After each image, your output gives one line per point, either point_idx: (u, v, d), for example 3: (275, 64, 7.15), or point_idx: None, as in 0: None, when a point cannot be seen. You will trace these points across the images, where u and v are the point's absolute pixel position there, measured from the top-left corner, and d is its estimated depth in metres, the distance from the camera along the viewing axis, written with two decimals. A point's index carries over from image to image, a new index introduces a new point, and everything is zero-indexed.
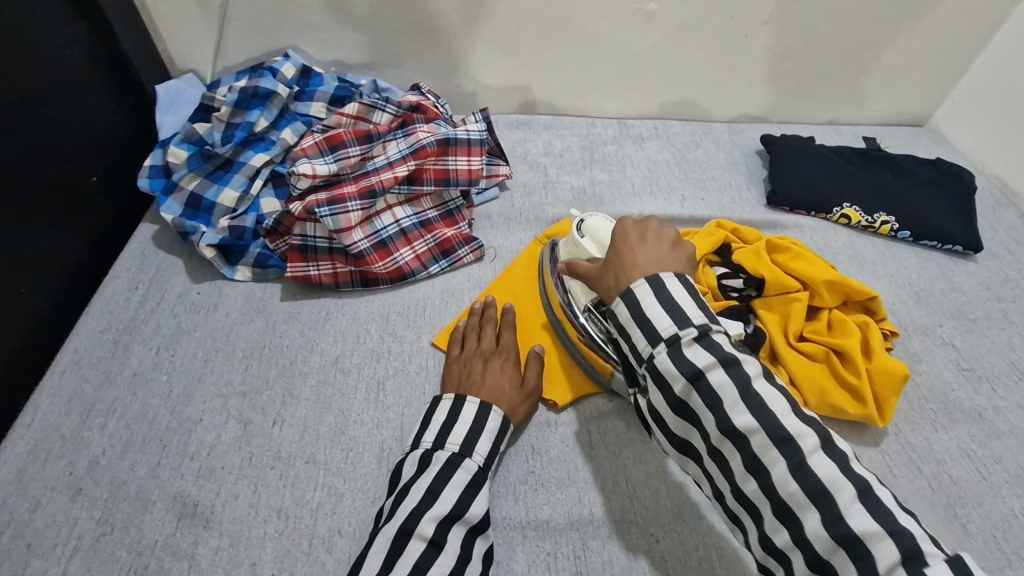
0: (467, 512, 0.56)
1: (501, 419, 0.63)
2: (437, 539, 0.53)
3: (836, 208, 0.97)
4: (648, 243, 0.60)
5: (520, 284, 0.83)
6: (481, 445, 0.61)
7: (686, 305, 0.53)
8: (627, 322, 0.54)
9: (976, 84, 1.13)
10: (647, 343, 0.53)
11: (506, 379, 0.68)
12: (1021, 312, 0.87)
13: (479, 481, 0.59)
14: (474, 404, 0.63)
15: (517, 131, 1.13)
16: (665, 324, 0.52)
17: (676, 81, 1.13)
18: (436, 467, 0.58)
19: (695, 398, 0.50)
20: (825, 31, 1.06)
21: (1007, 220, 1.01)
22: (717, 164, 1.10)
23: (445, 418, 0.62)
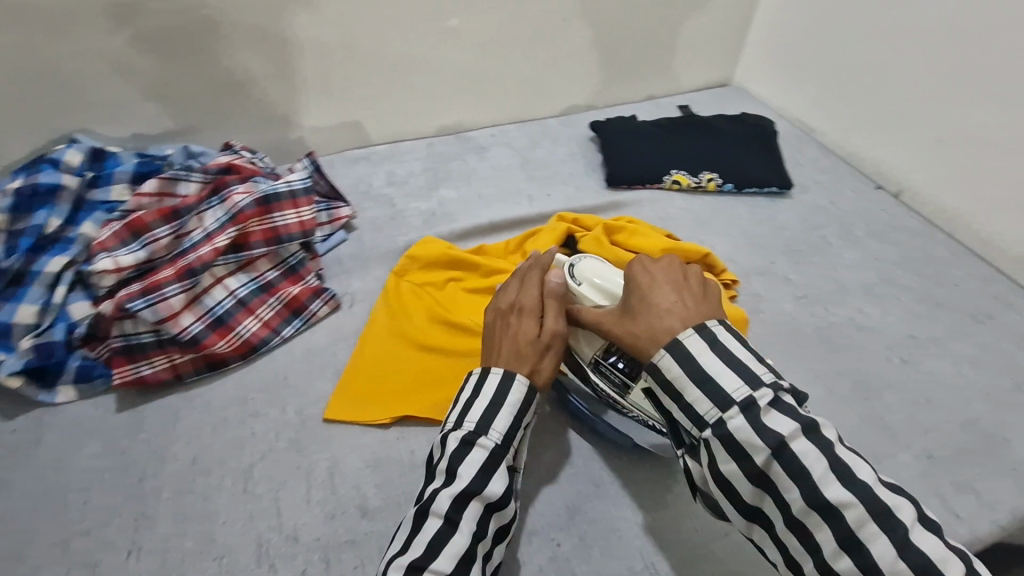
0: (484, 489, 0.55)
1: (527, 387, 0.60)
2: (452, 516, 0.53)
3: (666, 177, 1.04)
4: (683, 290, 0.59)
5: (387, 322, 0.81)
6: (500, 422, 0.58)
7: (743, 361, 0.52)
8: (680, 380, 0.53)
9: (759, 40, 1.27)
10: (714, 408, 0.51)
11: (523, 334, 0.63)
12: (836, 235, 0.97)
13: (497, 457, 0.56)
14: (496, 377, 0.60)
15: (356, 167, 1.10)
16: (736, 387, 0.51)
17: (499, 87, 1.16)
18: (452, 447, 0.57)
19: (775, 467, 0.48)
20: (618, 18, 1.15)
21: (810, 156, 1.13)
22: (556, 158, 1.13)
23: (468, 394, 0.60)
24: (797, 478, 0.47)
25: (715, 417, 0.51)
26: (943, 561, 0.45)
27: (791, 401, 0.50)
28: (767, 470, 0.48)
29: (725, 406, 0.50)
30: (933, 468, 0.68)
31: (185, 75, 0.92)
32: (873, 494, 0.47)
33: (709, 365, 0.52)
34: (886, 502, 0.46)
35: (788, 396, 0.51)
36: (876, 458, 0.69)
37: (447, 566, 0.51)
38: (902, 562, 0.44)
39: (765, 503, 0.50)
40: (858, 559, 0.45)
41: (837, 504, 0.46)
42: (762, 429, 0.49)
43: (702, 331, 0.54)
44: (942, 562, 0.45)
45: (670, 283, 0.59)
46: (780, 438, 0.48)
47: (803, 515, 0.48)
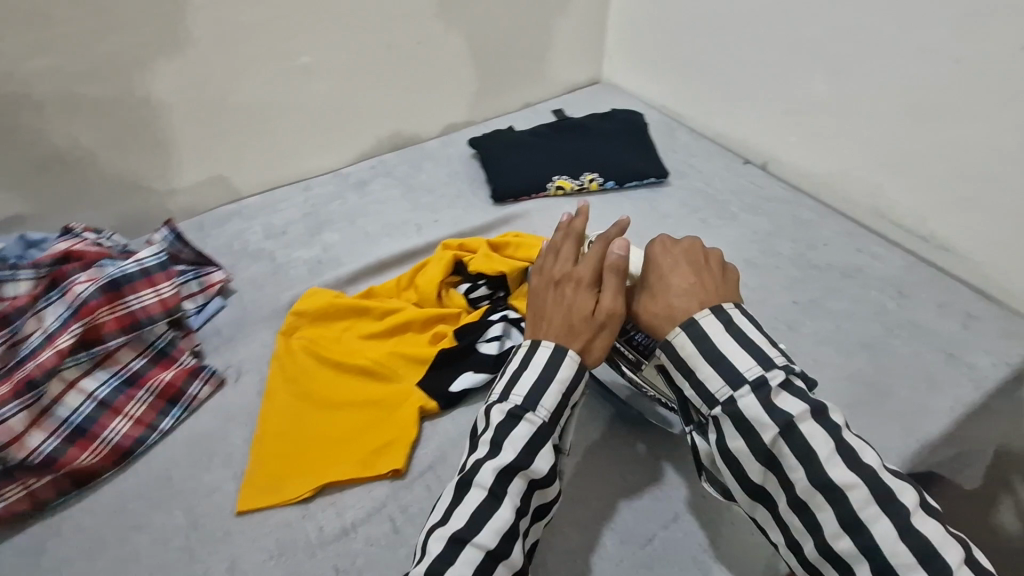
0: (531, 464, 0.53)
1: (576, 365, 0.56)
2: (497, 491, 0.52)
3: (549, 184, 1.05)
4: (702, 273, 0.59)
5: (282, 387, 0.75)
6: (548, 397, 0.55)
7: (759, 343, 0.53)
8: (693, 357, 0.54)
9: (617, 36, 1.31)
10: (726, 386, 0.53)
11: (575, 311, 0.59)
12: (715, 215, 1.01)
13: (546, 434, 0.54)
14: (547, 350, 0.56)
15: (228, 225, 1.02)
16: (749, 366, 0.52)
17: (368, 118, 1.12)
18: (498, 420, 0.54)
19: (784, 445, 0.50)
20: (475, 32, 1.14)
21: (682, 141, 1.18)
22: (440, 181, 1.11)
23: (516, 366, 0.57)
24: (803, 458, 0.50)
25: (726, 395, 0.53)
26: (943, 545, 0.47)
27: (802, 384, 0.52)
28: (773, 446, 0.51)
29: (737, 385, 0.52)
30: None
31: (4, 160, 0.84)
32: (880, 479, 0.49)
33: (722, 342, 0.53)
34: (895, 490, 0.49)
35: (799, 380, 0.53)
36: None
37: (493, 541, 0.50)
38: (902, 543, 0.47)
39: (769, 482, 0.52)
40: (860, 539, 0.48)
41: (843, 484, 0.49)
42: (771, 409, 0.51)
43: (720, 314, 0.55)
44: (941, 546, 0.47)
45: (690, 264, 0.60)
46: (789, 416, 0.50)
47: (807, 495, 0.50)
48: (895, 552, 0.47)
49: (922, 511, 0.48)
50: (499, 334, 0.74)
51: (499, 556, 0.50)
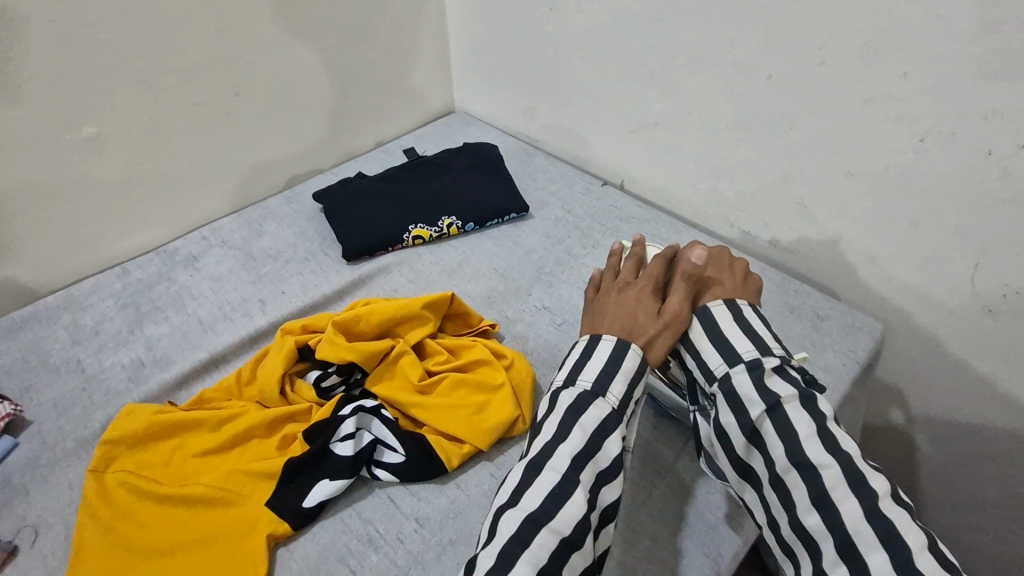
0: (601, 451, 0.56)
1: (638, 359, 0.61)
2: (570, 474, 0.53)
3: (405, 234, 0.98)
4: (730, 275, 0.70)
5: (104, 539, 0.62)
6: (615, 386, 0.59)
7: (763, 336, 0.62)
8: (701, 342, 0.63)
9: (460, 64, 1.26)
10: (723, 364, 0.61)
11: (641, 309, 0.65)
12: (578, 243, 1.00)
13: (614, 420, 0.58)
14: (613, 346, 0.61)
15: (20, 336, 0.85)
16: (747, 349, 0.60)
17: (188, 185, 0.99)
18: (567, 401, 0.58)
19: (769, 423, 0.56)
20: (300, 78, 1.04)
21: (540, 167, 1.16)
22: (285, 243, 1.00)
23: (580, 353, 0.62)
24: (783, 437, 0.55)
25: (723, 372, 0.60)
26: (908, 530, 0.48)
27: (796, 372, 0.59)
28: (758, 422, 0.56)
29: (734, 363, 0.60)
30: None
31: None
32: (853, 461, 0.52)
33: (730, 333, 0.62)
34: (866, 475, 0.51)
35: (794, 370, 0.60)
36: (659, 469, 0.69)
37: (568, 529, 0.50)
38: (866, 522, 0.49)
39: (754, 457, 0.57)
40: (829, 518, 0.51)
41: (817, 463, 0.53)
42: (762, 390, 0.57)
43: (734, 309, 0.64)
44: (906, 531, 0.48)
45: (720, 266, 0.71)
46: (777, 396, 0.56)
47: (785, 472, 0.54)
48: (859, 531, 0.49)
49: (891, 497, 0.50)
50: (352, 430, 0.67)
51: (573, 544, 0.50)
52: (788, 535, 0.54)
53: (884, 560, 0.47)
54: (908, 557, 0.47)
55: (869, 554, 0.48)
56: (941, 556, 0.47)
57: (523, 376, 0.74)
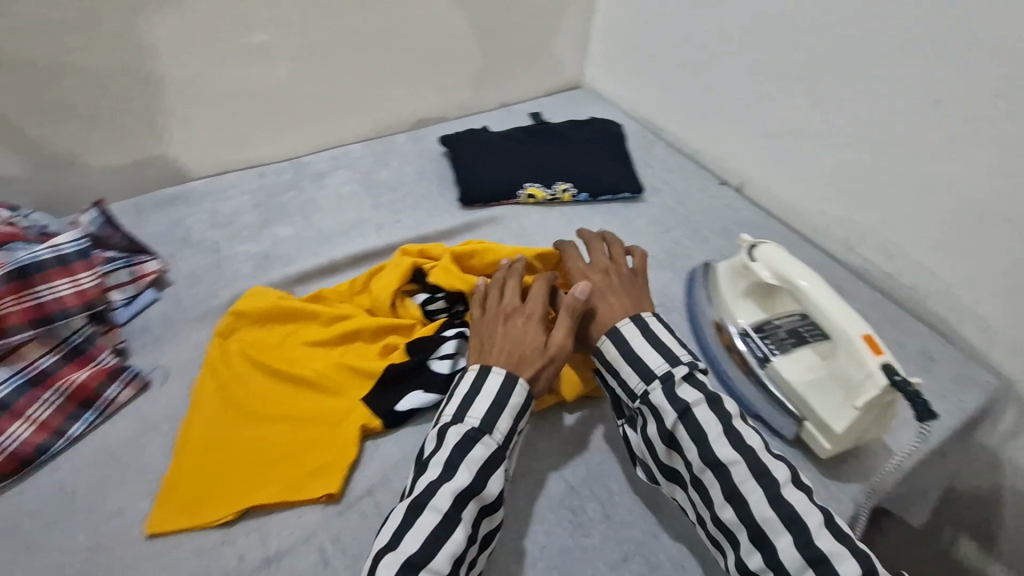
0: (484, 488, 0.55)
1: (524, 395, 0.61)
2: (452, 514, 0.53)
3: (520, 191, 1.00)
4: (623, 292, 0.71)
5: (221, 397, 0.69)
6: (502, 423, 0.59)
7: (669, 347, 0.64)
8: (616, 359, 0.65)
9: (601, 41, 1.26)
10: (640, 380, 0.63)
11: (529, 340, 0.64)
12: (686, 235, 0.99)
13: (499, 457, 0.57)
14: (498, 377, 0.60)
15: (169, 210, 0.93)
16: (658, 363, 0.63)
17: (331, 106, 1.04)
18: (454, 440, 0.57)
19: (682, 430, 0.59)
20: (453, 26, 1.08)
21: (660, 155, 1.15)
22: (406, 178, 1.05)
23: (467, 391, 0.60)
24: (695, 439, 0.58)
25: (642, 390, 0.62)
26: (807, 512, 0.54)
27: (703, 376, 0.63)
28: (671, 429, 0.60)
29: (648, 379, 0.62)
30: None
31: None
32: (755, 454, 0.57)
33: (637, 347, 0.64)
34: (766, 465, 0.57)
35: (702, 374, 0.64)
36: None
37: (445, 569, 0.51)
38: (770, 510, 0.54)
39: (675, 460, 0.60)
40: (740, 512, 0.55)
41: (726, 461, 0.57)
42: (674, 399, 0.61)
43: (639, 325, 0.66)
44: (805, 513, 0.54)
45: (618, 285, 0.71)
46: (685, 404, 0.60)
47: (700, 472, 0.58)
48: None
49: (791, 483, 0.56)
50: (451, 352, 0.70)
51: None
52: (714, 529, 0.57)
53: (789, 543, 0.53)
54: (808, 536, 0.52)
55: (778, 537, 0.53)
56: (838, 534, 0.53)
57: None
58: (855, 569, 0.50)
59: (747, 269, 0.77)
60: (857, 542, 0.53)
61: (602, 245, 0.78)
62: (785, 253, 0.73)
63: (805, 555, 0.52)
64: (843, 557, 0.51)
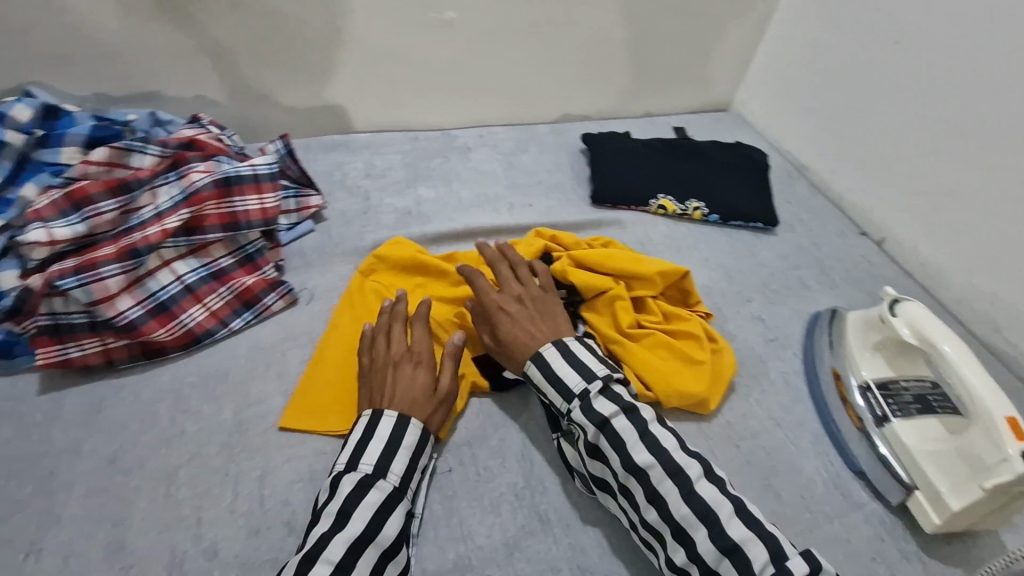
0: (379, 533, 0.53)
1: (420, 433, 0.60)
2: (345, 564, 0.50)
3: (652, 200, 1.01)
4: (536, 322, 0.69)
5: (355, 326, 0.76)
6: (398, 463, 0.58)
7: (587, 364, 0.64)
8: (541, 382, 0.64)
9: (762, 69, 1.22)
10: (563, 400, 0.62)
11: (420, 384, 0.63)
12: (813, 277, 0.96)
13: (395, 498, 0.56)
14: (392, 419, 0.60)
15: (332, 154, 1.02)
16: (576, 381, 0.62)
17: (491, 89, 1.08)
18: (345, 490, 0.55)
19: (604, 442, 0.59)
20: (623, 32, 1.08)
21: (798, 193, 1.13)
22: (543, 167, 1.09)
23: (359, 436, 0.59)
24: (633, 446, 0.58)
25: (565, 408, 0.62)
26: (718, 504, 0.55)
27: (618, 388, 0.63)
28: (594, 441, 0.60)
29: (568, 398, 0.62)
30: (883, 533, 0.66)
31: (157, 32, 0.83)
32: (669, 455, 0.57)
33: (556, 366, 0.64)
34: (679, 462, 0.57)
35: (617, 386, 0.64)
36: (829, 518, 0.67)
37: None
38: (685, 506, 0.55)
39: (603, 471, 0.60)
40: (661, 512, 0.56)
41: (643, 465, 0.57)
42: (591, 411, 0.61)
43: (561, 350, 0.65)
44: (717, 504, 0.55)
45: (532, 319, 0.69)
46: (602, 416, 0.60)
47: (625, 478, 0.58)
48: None
49: (705, 479, 0.56)
50: None
51: None
52: (645, 532, 0.57)
53: (704, 536, 0.54)
54: (720, 526, 0.54)
55: (695, 532, 0.54)
56: (748, 521, 0.54)
57: (721, 371, 0.76)
58: (762, 554, 0.52)
59: (883, 322, 0.75)
60: (765, 526, 0.54)
61: (521, 267, 0.76)
62: (931, 313, 0.71)
63: (718, 546, 0.53)
64: (752, 543, 0.53)
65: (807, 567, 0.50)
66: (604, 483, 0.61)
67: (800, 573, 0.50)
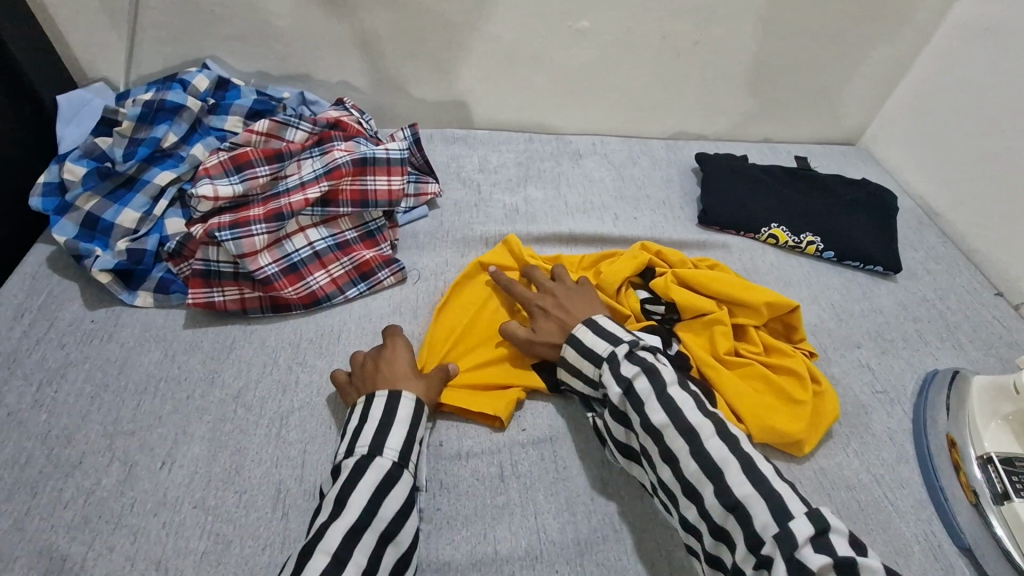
0: (375, 517, 0.54)
1: (412, 405, 0.63)
2: (341, 554, 0.51)
3: (763, 229, 0.98)
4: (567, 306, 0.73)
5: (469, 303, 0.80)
6: (393, 439, 0.59)
7: (613, 332, 0.67)
8: (575, 358, 0.67)
9: (901, 105, 1.15)
10: (592, 366, 0.65)
11: (400, 367, 0.66)
12: (934, 331, 0.89)
13: (393, 477, 0.57)
14: (383, 398, 0.62)
15: (452, 146, 1.07)
16: (604, 347, 0.65)
17: (611, 98, 1.09)
18: (344, 474, 0.57)
19: (628, 406, 0.61)
20: (757, 52, 1.04)
21: (926, 240, 1.05)
22: (652, 181, 1.08)
23: (355, 422, 0.61)
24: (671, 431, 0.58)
25: (596, 375, 0.65)
26: (724, 462, 0.54)
27: (643, 353, 0.64)
28: (621, 408, 0.61)
29: (598, 363, 0.65)
30: None
31: (319, 21, 0.91)
32: (683, 416, 0.57)
33: (587, 340, 0.67)
34: (692, 422, 0.56)
35: (645, 352, 0.65)
36: None
37: None
38: (693, 463, 0.55)
39: (631, 440, 0.62)
40: (674, 471, 0.56)
41: (658, 425, 0.58)
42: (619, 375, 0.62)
43: (592, 324, 0.68)
44: (724, 462, 0.54)
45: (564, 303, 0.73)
46: (626, 379, 0.61)
47: (645, 441, 0.59)
48: None
49: (715, 434, 0.56)
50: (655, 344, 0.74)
51: None
52: (663, 495, 0.58)
53: (710, 492, 0.53)
54: (726, 483, 0.53)
55: (699, 489, 0.54)
56: (755, 479, 0.52)
57: (824, 418, 0.72)
58: (763, 515, 0.50)
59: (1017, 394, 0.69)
60: (772, 483, 0.52)
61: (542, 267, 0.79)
62: None
63: (724, 503, 0.52)
64: (755, 501, 0.51)
65: (810, 528, 0.48)
66: (631, 453, 0.62)
67: (801, 536, 0.47)
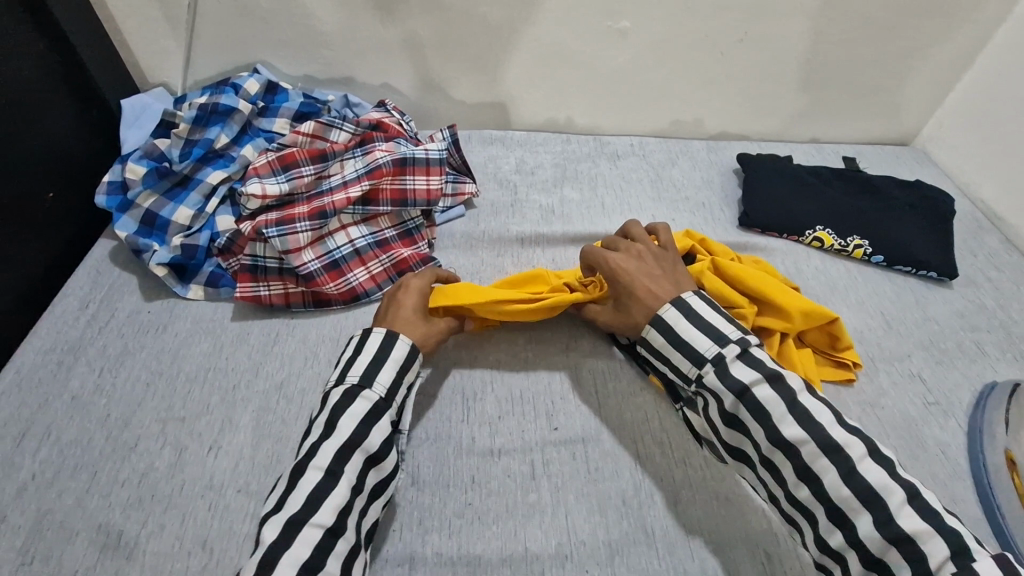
0: (365, 441, 0.58)
1: (408, 347, 0.64)
2: (333, 469, 0.55)
3: (808, 231, 0.95)
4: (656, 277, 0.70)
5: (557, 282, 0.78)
6: (384, 375, 0.62)
7: (711, 324, 0.64)
8: (664, 347, 0.66)
9: (960, 104, 1.09)
10: (692, 366, 0.64)
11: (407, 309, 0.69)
12: (995, 343, 0.85)
13: (380, 409, 0.60)
14: (379, 336, 0.64)
15: (489, 148, 1.08)
16: (707, 346, 0.63)
17: (651, 97, 1.08)
18: (334, 401, 0.60)
19: (742, 411, 0.60)
20: (806, 48, 1.01)
21: (987, 246, 1.00)
22: (692, 183, 1.06)
23: (350, 353, 0.64)
24: None
25: (695, 373, 0.64)
26: (886, 490, 0.53)
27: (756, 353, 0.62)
28: (731, 411, 0.61)
29: (700, 364, 0.63)
30: None
31: (365, 27, 0.94)
32: (824, 431, 0.57)
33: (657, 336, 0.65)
34: None
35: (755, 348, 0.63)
36: None
37: (331, 518, 0.53)
38: (845, 488, 0.54)
39: (743, 443, 0.61)
40: (814, 489, 0.56)
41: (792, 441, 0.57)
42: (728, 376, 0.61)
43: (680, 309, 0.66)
44: (884, 490, 0.53)
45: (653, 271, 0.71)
46: (741, 384, 0.60)
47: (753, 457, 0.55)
48: None
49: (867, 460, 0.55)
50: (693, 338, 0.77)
51: (337, 529, 0.53)
52: (788, 507, 0.59)
53: (867, 521, 0.53)
54: (888, 514, 0.52)
55: (856, 516, 0.54)
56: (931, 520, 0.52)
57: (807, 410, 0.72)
58: (941, 552, 0.50)
59: None
60: (943, 518, 0.52)
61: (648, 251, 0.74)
62: None
63: (886, 535, 0.52)
64: (928, 537, 0.51)
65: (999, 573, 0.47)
66: (739, 453, 0.62)
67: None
